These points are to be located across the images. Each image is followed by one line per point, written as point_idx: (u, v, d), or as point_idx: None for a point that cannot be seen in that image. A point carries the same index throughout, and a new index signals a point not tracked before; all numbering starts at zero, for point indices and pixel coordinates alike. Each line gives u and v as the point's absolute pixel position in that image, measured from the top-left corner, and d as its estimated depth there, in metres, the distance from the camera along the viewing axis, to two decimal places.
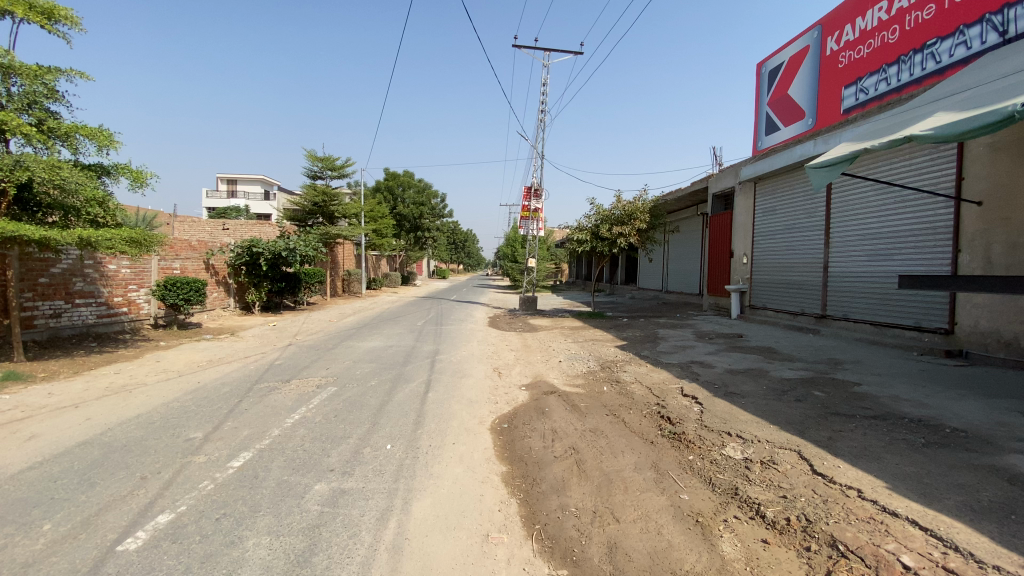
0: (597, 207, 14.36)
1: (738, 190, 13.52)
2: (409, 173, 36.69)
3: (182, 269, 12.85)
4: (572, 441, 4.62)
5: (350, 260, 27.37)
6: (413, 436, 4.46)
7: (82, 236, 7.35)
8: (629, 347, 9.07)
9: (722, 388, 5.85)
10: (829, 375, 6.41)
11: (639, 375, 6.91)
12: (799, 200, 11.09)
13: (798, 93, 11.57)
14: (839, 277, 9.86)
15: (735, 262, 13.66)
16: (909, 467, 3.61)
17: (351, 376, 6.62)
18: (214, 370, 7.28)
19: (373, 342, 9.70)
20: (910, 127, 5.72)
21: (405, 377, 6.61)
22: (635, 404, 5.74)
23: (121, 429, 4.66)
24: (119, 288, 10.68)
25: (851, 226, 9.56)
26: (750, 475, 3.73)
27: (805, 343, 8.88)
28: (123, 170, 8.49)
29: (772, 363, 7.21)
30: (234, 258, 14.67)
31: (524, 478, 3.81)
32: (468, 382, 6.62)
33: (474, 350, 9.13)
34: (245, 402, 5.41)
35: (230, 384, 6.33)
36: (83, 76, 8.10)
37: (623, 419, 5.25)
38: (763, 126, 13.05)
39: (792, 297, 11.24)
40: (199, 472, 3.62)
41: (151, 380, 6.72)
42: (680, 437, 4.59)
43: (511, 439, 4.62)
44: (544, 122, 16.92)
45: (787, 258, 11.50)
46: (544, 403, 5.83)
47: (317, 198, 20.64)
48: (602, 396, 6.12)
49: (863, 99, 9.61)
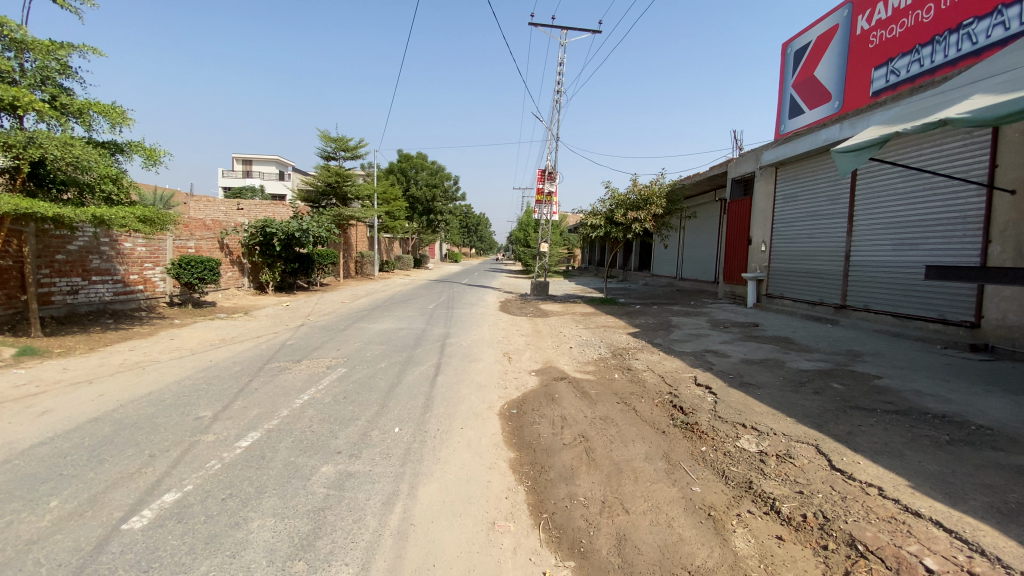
0: (612, 191, 14.13)
1: (760, 175, 13.14)
2: (422, 154, 36.55)
3: (197, 249, 12.95)
4: (582, 428, 4.55)
5: (362, 242, 27.41)
6: (420, 419, 4.42)
7: (95, 214, 7.36)
8: (642, 335, 8.93)
9: (737, 378, 5.71)
10: (848, 367, 6.23)
11: (652, 363, 6.79)
12: (822, 186, 10.74)
13: (825, 75, 11.12)
14: (862, 266, 9.57)
15: (753, 249, 13.35)
16: (933, 465, 3.48)
17: (361, 357, 6.60)
18: (226, 349, 7.34)
19: (384, 324, 9.70)
20: (944, 110, 5.44)
21: (415, 360, 6.58)
22: (646, 392, 5.64)
23: (133, 406, 4.70)
24: (135, 266, 10.81)
25: (876, 214, 9.26)
26: (766, 469, 3.63)
27: (823, 334, 8.66)
28: (136, 148, 8.50)
29: (789, 353, 7.04)
30: (248, 238, 14.74)
31: (532, 465, 3.74)
32: (478, 366, 6.58)
33: (485, 334, 9.08)
34: (255, 382, 5.42)
35: (241, 363, 6.35)
36: (96, 52, 8.11)
37: (634, 407, 5.16)
38: (786, 109, 12.61)
39: (811, 287, 10.96)
40: (207, 451, 3.62)
41: (163, 358, 6.78)
42: (693, 427, 4.50)
43: (520, 425, 4.56)
44: (560, 103, 16.64)
45: (807, 246, 11.19)
46: (554, 390, 5.76)
47: (331, 179, 20.61)
48: (613, 384, 6.03)
49: (893, 82, 9.19)
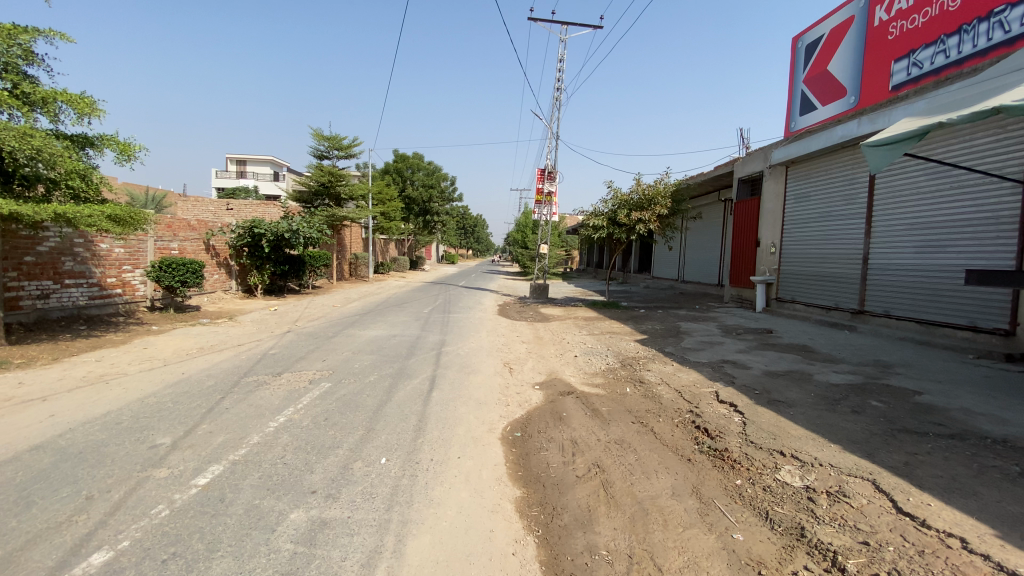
0: (615, 191, 13.58)
1: (769, 174, 12.63)
2: (418, 154, 36.06)
3: (181, 250, 12.32)
4: (597, 456, 4.00)
5: (358, 243, 26.82)
6: (411, 447, 3.84)
7: (59, 211, 6.76)
8: (651, 342, 8.37)
9: (764, 394, 5.15)
10: (881, 381, 5.69)
11: (666, 375, 6.23)
12: (837, 184, 10.25)
13: (840, 69, 10.62)
14: (881, 270, 9.08)
15: (762, 251, 12.83)
16: (1017, 507, 2.94)
17: (348, 370, 6.01)
18: (202, 359, 6.73)
19: (376, 331, 9.10)
20: (994, 98, 4.92)
21: (407, 373, 5.99)
22: (664, 410, 5.08)
23: (84, 430, 4.11)
24: (112, 268, 10.18)
25: (896, 216, 8.78)
26: (818, 511, 3.09)
27: (842, 342, 8.14)
28: (108, 141, 7.93)
29: (813, 364, 6.49)
30: (236, 239, 14.12)
31: (543, 506, 3.18)
32: (476, 379, 6.00)
33: (484, 342, 8.51)
34: (228, 400, 4.83)
35: (216, 377, 5.75)
36: (64, 38, 7.53)
37: (652, 429, 4.60)
38: (797, 105, 12.10)
39: (825, 291, 10.46)
40: (156, 492, 3.04)
41: (132, 370, 6.18)
42: (723, 454, 3.96)
43: (525, 452, 3.99)
44: (560, 100, 16.11)
45: (820, 249, 10.69)
46: (561, 407, 5.20)
47: (324, 178, 20.05)
48: (626, 400, 5.47)
49: (916, 74, 8.70)
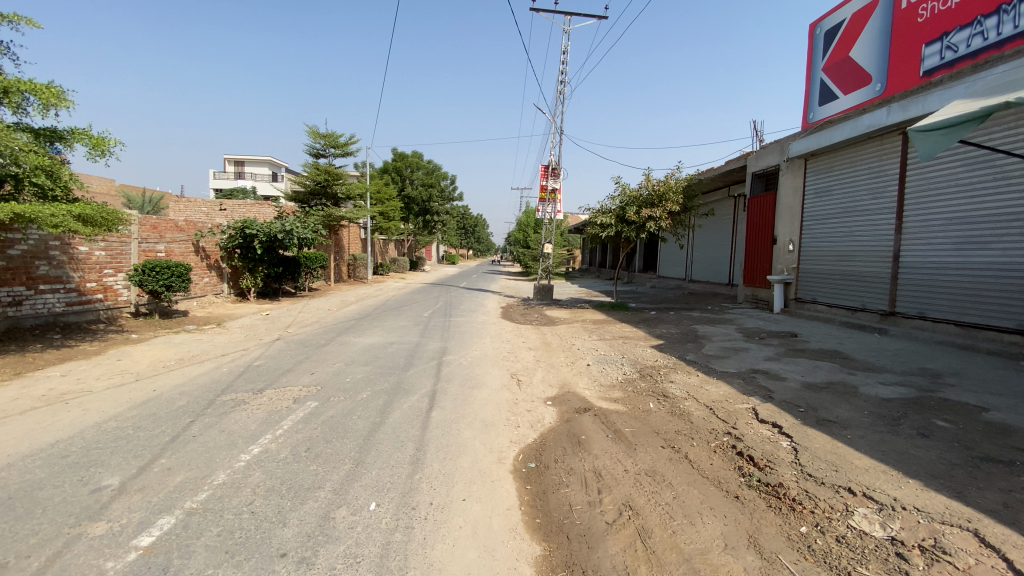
0: (623, 187, 12.97)
1: (786, 168, 12.01)
2: (417, 153, 35.43)
3: (168, 252, 11.69)
4: (627, 494, 3.37)
5: (355, 244, 26.18)
6: (406, 487, 3.20)
7: (20, 211, 6.11)
8: (669, 348, 7.71)
9: (810, 412, 4.51)
10: (936, 395, 5.05)
11: (691, 388, 5.60)
12: (863, 177, 9.63)
13: (863, 55, 9.97)
14: (913, 268, 8.47)
15: (779, 249, 12.20)
16: None
17: (337, 385, 5.37)
18: (178, 372, 6.09)
19: (372, 337, 8.45)
20: None
21: (404, 388, 5.35)
22: (697, 432, 4.45)
23: (20, 466, 3.49)
24: (92, 273, 9.57)
25: (931, 210, 8.16)
26: (915, 573, 2.46)
27: (877, 347, 7.50)
28: (79, 135, 7.32)
29: (854, 374, 5.85)
30: (227, 240, 13.48)
31: (570, 569, 2.56)
32: (481, 394, 5.37)
33: (488, 349, 7.86)
34: (197, 425, 4.20)
35: (189, 395, 5.12)
36: (30, 22, 6.92)
37: (687, 457, 3.97)
38: (815, 95, 11.47)
39: (850, 291, 9.84)
40: (84, 558, 2.43)
41: (98, 386, 5.55)
42: (777, 491, 3.33)
43: (543, 489, 3.37)
44: (563, 93, 15.49)
45: (844, 246, 10.07)
46: (579, 428, 4.57)
47: (320, 178, 19.39)
48: (651, 419, 4.83)
49: (950, 58, 8.06)
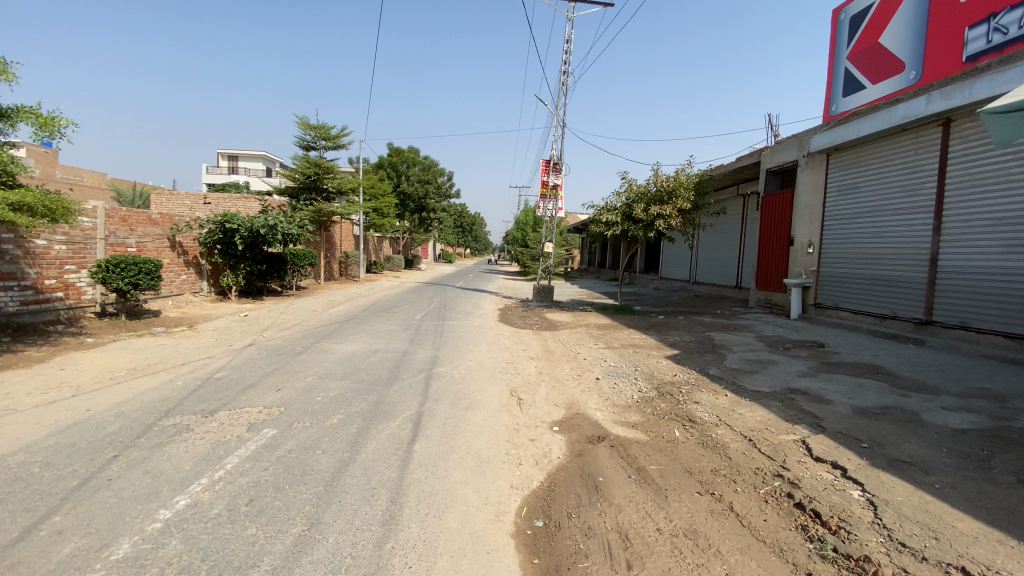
0: (630, 183, 12.18)
1: (805, 163, 11.23)
2: (414, 149, 34.57)
3: (139, 248, 10.81)
4: (665, 569, 2.56)
5: (348, 241, 25.31)
6: (372, 564, 2.38)
7: None
8: (687, 360, 6.89)
9: (876, 449, 3.71)
10: (1016, 425, 4.25)
11: (721, 411, 4.79)
12: (895, 173, 8.86)
13: (895, 41, 9.17)
14: (954, 273, 7.70)
15: (796, 251, 11.43)
16: None
17: (304, 406, 4.52)
18: (125, 386, 5.24)
19: (355, 344, 7.60)
20: None
21: (385, 410, 4.51)
22: (740, 473, 3.62)
23: None
24: (51, 268, 8.68)
25: (976, 210, 7.39)
26: None
27: (920, 361, 6.70)
28: (25, 113, 6.45)
29: (908, 397, 5.05)
30: (207, 235, 12.59)
31: None
32: (476, 417, 4.54)
33: (485, 359, 7.03)
34: (120, 462, 3.35)
35: (126, 417, 4.26)
36: None
37: (732, 510, 3.16)
38: (838, 85, 10.70)
39: (879, 297, 9.07)
40: None
41: (24, 403, 4.70)
42: (865, 570, 2.51)
43: (556, 564, 2.55)
44: (566, 84, 14.67)
45: (872, 247, 9.30)
46: (594, 465, 3.74)
47: (309, 171, 18.43)
48: (680, 452, 4.02)
49: (999, 41, 7.19)
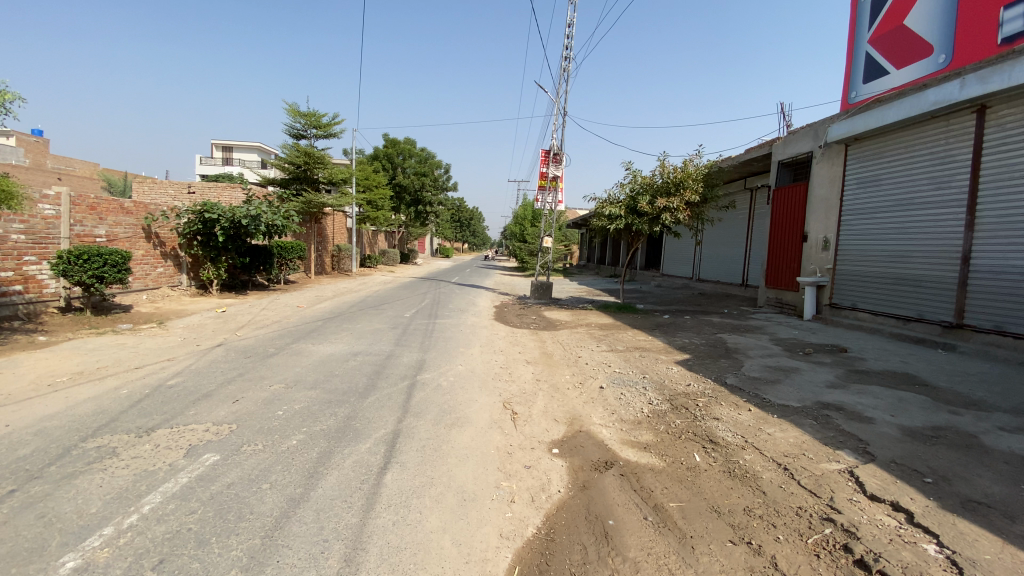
0: (635, 174, 11.48)
1: (822, 155, 10.56)
2: (411, 141, 33.81)
3: (109, 238, 10.11)
4: None
5: (340, 234, 24.57)
6: None
7: None
8: (699, 366, 6.24)
9: (942, 486, 3.06)
10: None
11: (747, 431, 4.13)
12: (923, 164, 8.20)
13: (922, 23, 8.49)
14: (988, 272, 7.06)
15: (811, 247, 10.77)
16: None
17: (260, 423, 3.85)
18: (61, 395, 4.57)
19: (334, 346, 6.92)
20: None
21: (355, 429, 3.84)
22: (782, 515, 2.95)
23: None
24: (6, 259, 8.00)
25: (1015, 204, 6.75)
26: None
27: (957, 370, 6.05)
28: None
29: (959, 415, 4.39)
30: (185, 226, 11.85)
31: None
32: (462, 438, 3.87)
33: (477, 364, 6.36)
34: (12, 501, 2.69)
35: (45, 436, 3.58)
36: None
37: (779, 569, 2.48)
38: (858, 70, 10.01)
39: (903, 297, 8.44)
40: None
41: None
42: None
43: None
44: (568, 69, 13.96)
45: (895, 244, 8.65)
46: (602, 504, 3.07)
47: (299, 161, 17.66)
48: (705, 484, 3.35)
49: None
